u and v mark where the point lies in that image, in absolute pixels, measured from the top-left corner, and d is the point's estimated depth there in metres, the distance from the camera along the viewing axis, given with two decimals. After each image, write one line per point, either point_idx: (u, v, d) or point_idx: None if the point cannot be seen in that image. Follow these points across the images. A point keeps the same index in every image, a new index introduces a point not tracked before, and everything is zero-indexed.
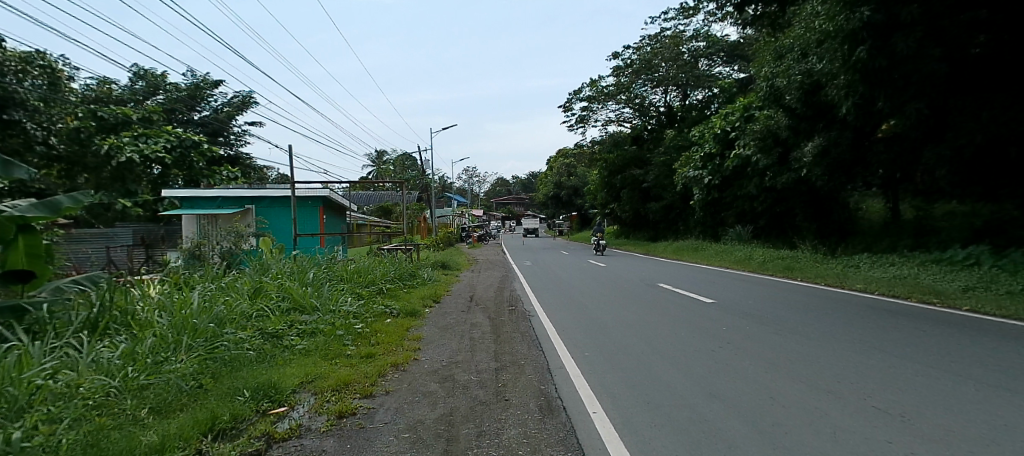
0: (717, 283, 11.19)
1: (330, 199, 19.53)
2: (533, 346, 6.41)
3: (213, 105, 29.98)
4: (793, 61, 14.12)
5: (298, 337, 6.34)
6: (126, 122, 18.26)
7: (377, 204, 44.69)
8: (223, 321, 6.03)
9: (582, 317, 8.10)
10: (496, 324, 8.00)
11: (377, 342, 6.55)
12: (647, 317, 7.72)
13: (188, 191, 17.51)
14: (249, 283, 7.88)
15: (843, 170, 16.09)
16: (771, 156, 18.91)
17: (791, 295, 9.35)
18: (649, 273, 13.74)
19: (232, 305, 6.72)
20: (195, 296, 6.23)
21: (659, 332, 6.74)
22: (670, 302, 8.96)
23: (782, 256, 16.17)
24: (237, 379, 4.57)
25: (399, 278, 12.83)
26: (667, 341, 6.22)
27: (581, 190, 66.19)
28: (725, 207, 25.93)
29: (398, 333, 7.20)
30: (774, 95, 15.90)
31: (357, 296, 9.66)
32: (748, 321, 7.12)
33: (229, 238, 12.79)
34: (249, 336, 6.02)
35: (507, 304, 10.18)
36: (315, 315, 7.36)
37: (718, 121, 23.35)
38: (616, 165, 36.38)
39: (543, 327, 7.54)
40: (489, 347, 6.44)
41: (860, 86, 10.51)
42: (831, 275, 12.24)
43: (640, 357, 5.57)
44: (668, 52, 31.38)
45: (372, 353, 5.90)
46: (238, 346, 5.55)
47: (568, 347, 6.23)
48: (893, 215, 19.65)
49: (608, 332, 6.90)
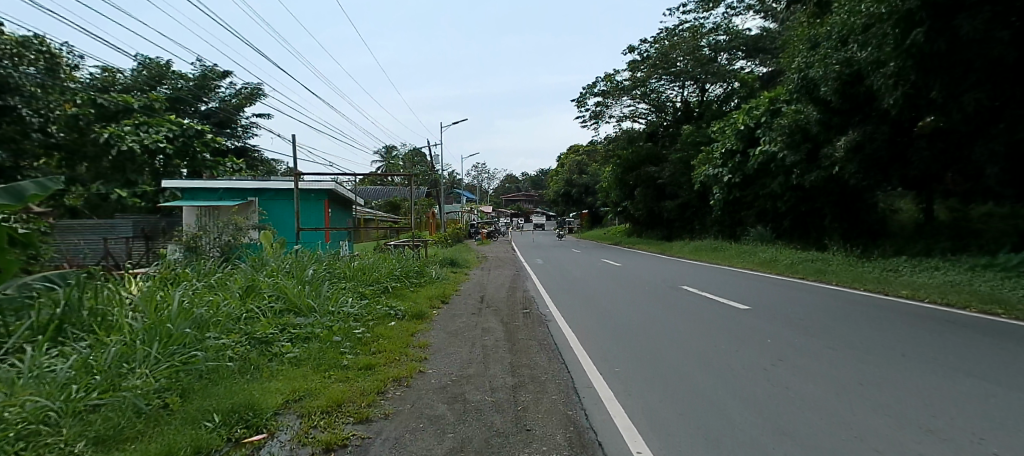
0: (747, 287, 10.36)
1: (336, 193, 18.94)
2: (553, 358, 5.67)
3: (222, 96, 29.61)
4: (831, 50, 13.32)
5: (290, 344, 5.63)
6: (128, 110, 18.53)
7: (385, 199, 44.14)
8: (205, 325, 5.34)
9: (606, 324, 7.36)
10: (510, 330, 7.27)
11: (379, 350, 5.84)
12: (679, 326, 6.96)
13: (189, 182, 16.98)
14: (241, 281, 7.20)
15: (878, 168, 15.14)
16: (799, 153, 17.95)
17: (836, 303, 8.55)
18: (671, 275, 12.89)
19: (218, 306, 6.03)
20: (176, 296, 5.55)
21: (697, 344, 6.00)
22: (701, 308, 8.21)
23: (812, 258, 15.22)
24: (209, 399, 3.83)
25: (406, 277, 12.16)
26: (708, 357, 5.48)
27: (591, 187, 65.13)
28: (745, 206, 25.00)
29: (402, 339, 6.48)
30: (807, 87, 14.98)
31: (359, 296, 8.94)
32: (796, 334, 6.35)
33: (227, 230, 12.18)
34: (236, 343, 5.32)
35: (521, 306, 9.44)
36: (311, 318, 6.67)
37: (740, 115, 22.34)
38: (631, 162, 35.20)
39: (563, 336, 6.80)
40: (503, 358, 5.69)
41: (911, 74, 9.66)
42: (871, 280, 11.38)
43: (680, 377, 4.84)
44: (686, 45, 30.51)
45: (373, 364, 5.19)
46: (218, 354, 4.83)
47: (596, 361, 5.49)
48: (927, 217, 18.63)
49: (637, 343, 6.17)
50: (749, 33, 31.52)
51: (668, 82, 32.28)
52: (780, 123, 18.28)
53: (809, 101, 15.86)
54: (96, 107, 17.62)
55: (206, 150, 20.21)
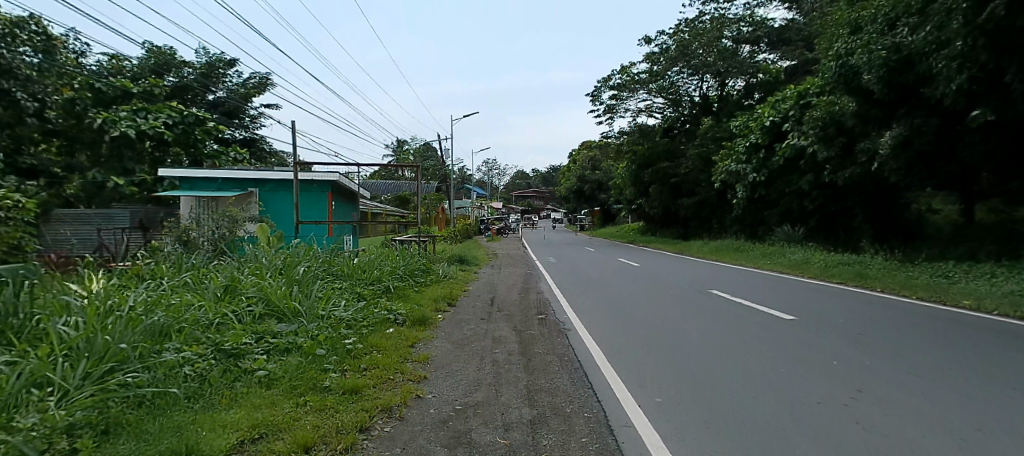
0: (784, 292, 9.39)
1: (339, 185, 18.01)
2: (578, 380, 4.73)
3: (229, 85, 28.87)
4: (876, 35, 12.22)
5: (264, 358, 4.74)
6: (127, 95, 17.65)
7: (393, 194, 43.34)
8: (160, 336, 4.46)
9: (634, 336, 6.44)
10: (524, 341, 6.34)
11: (370, 366, 4.95)
12: (721, 341, 6.04)
13: (187, 171, 16.09)
14: (219, 280, 6.32)
15: (923, 164, 14.28)
16: (833, 147, 16.85)
17: (888, 312, 7.62)
18: (696, 278, 11.86)
19: (183, 311, 5.14)
20: (126, 300, 4.67)
21: (750, 366, 5.06)
22: (741, 318, 7.29)
23: (848, 261, 14.07)
24: (136, 442, 2.89)
25: (410, 275, 11.29)
26: (766, 383, 4.55)
27: (604, 184, 63.85)
28: (769, 204, 23.87)
29: (399, 352, 5.58)
30: (847, 77, 13.82)
31: (355, 298, 8.05)
32: (862, 353, 5.43)
33: (219, 222, 11.28)
34: (198, 357, 4.45)
35: (535, 311, 8.53)
36: (294, 325, 5.78)
37: (767, 109, 20.99)
38: (646, 158, 34.12)
39: (585, 349, 5.88)
40: (517, 379, 4.76)
41: (982, 56, 8.85)
42: (921, 287, 10.24)
43: (741, 413, 3.90)
44: (708, 36, 29.26)
45: (359, 387, 4.28)
46: (168, 375, 3.90)
47: (632, 386, 4.56)
48: (967, 219, 17.42)
49: (675, 361, 5.26)
50: (773, 24, 30.29)
51: (687, 75, 31.07)
52: (812, 116, 17.14)
53: (847, 92, 14.67)
54: (92, 90, 16.91)
55: (208, 139, 19.12)
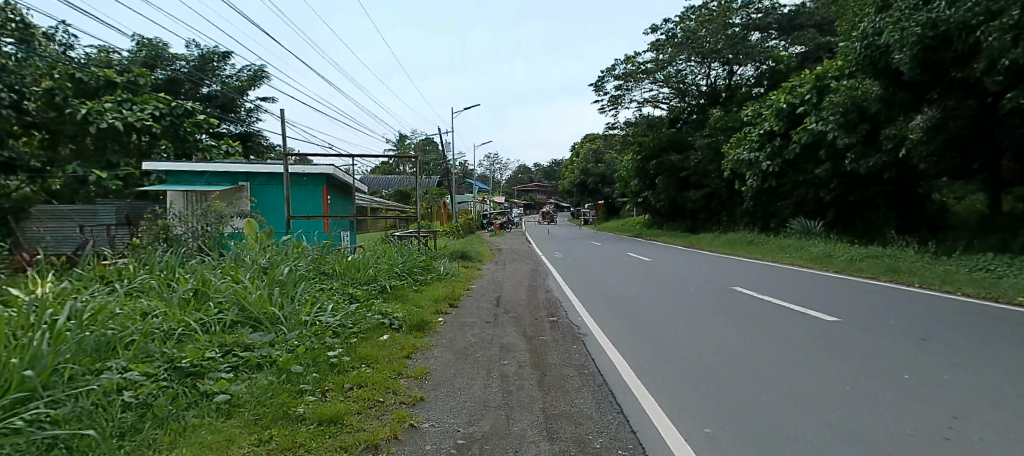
0: (816, 290, 8.66)
1: (334, 179, 17.19)
2: (604, 403, 3.94)
3: (223, 78, 28.05)
4: (909, 11, 11.22)
5: (229, 378, 3.96)
6: (112, 86, 16.86)
7: (393, 189, 42.58)
8: (92, 354, 3.65)
9: (660, 345, 5.71)
10: (536, 350, 5.55)
11: (355, 386, 4.15)
12: (762, 350, 5.30)
13: (173, 164, 15.30)
14: (187, 284, 5.58)
15: (957, 149, 13.39)
16: (856, 134, 15.97)
17: (938, 311, 6.88)
18: (717, 275, 11.08)
19: (132, 323, 4.36)
20: (53, 310, 3.85)
21: (808, 385, 4.23)
22: (778, 322, 6.50)
23: (876, 254, 13.25)
24: None
25: (408, 273, 10.52)
26: (836, 408, 3.71)
27: (608, 177, 63.04)
28: (782, 195, 23.00)
29: (391, 366, 4.79)
30: (873, 57, 12.81)
31: (346, 300, 7.32)
32: (928, 362, 4.69)
33: (204, 218, 10.50)
34: (146, 379, 3.66)
35: (546, 313, 7.73)
36: (271, 335, 5.02)
37: (782, 94, 20.02)
38: (653, 149, 33.28)
39: (607, 361, 5.12)
40: (531, 401, 3.97)
41: None
42: (966, 283, 9.36)
43: (818, 448, 3.05)
44: (717, 22, 28.31)
45: (340, 415, 3.49)
46: (93, 407, 3.08)
47: (672, 410, 3.79)
48: (996, 208, 16.57)
49: (715, 377, 4.50)
50: (784, 10, 29.39)
51: (695, 63, 30.11)
52: (832, 101, 16.26)
53: (872, 75, 13.77)
54: (74, 80, 16.17)
55: (199, 131, 18.31)
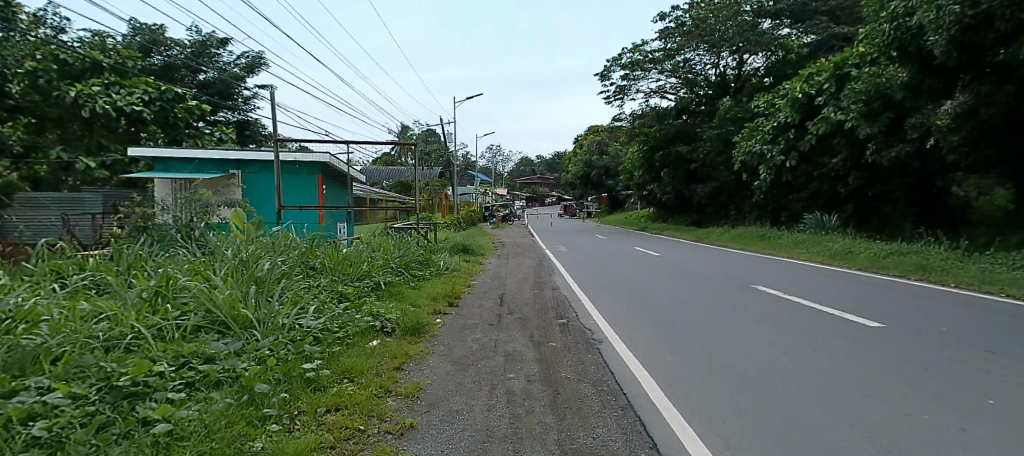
0: (848, 292, 7.99)
1: (330, 168, 16.45)
2: (633, 434, 3.24)
3: (220, 64, 27.19)
4: None
5: (179, 400, 3.25)
6: (98, 68, 16.07)
7: (394, 180, 41.73)
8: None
9: (685, 353, 5.05)
10: (546, 360, 4.86)
11: (331, 410, 3.45)
12: (805, 363, 4.63)
13: (161, 150, 14.57)
14: (148, 280, 4.92)
15: (990, 139, 12.65)
16: (878, 123, 15.19)
17: (992, 317, 6.20)
18: (735, 272, 10.41)
19: (68, 329, 3.69)
20: None
21: (874, 410, 3.55)
22: (817, 329, 5.80)
23: (901, 251, 12.49)
24: None
25: (406, 267, 9.85)
26: (921, 443, 3.00)
27: (612, 169, 62.33)
28: (795, 188, 22.19)
29: (378, 380, 4.10)
30: (903, 40, 12.07)
31: (335, 299, 6.66)
32: (1012, 381, 3.98)
33: (189, 208, 9.78)
34: (72, 403, 2.96)
35: (554, 313, 7.06)
36: (240, 342, 4.35)
37: (798, 83, 19.20)
38: (660, 141, 32.47)
39: (630, 375, 4.43)
40: (544, 430, 3.27)
41: None
42: (1008, 283, 8.63)
43: None
44: (728, 10, 27.34)
45: (309, 452, 2.80)
46: None
47: (719, 443, 3.09)
48: None
49: (758, 399, 3.83)
50: None
51: (703, 53, 29.24)
52: (854, 89, 15.44)
53: (900, 61, 13.04)
54: (58, 62, 15.21)
55: (190, 118, 17.56)
